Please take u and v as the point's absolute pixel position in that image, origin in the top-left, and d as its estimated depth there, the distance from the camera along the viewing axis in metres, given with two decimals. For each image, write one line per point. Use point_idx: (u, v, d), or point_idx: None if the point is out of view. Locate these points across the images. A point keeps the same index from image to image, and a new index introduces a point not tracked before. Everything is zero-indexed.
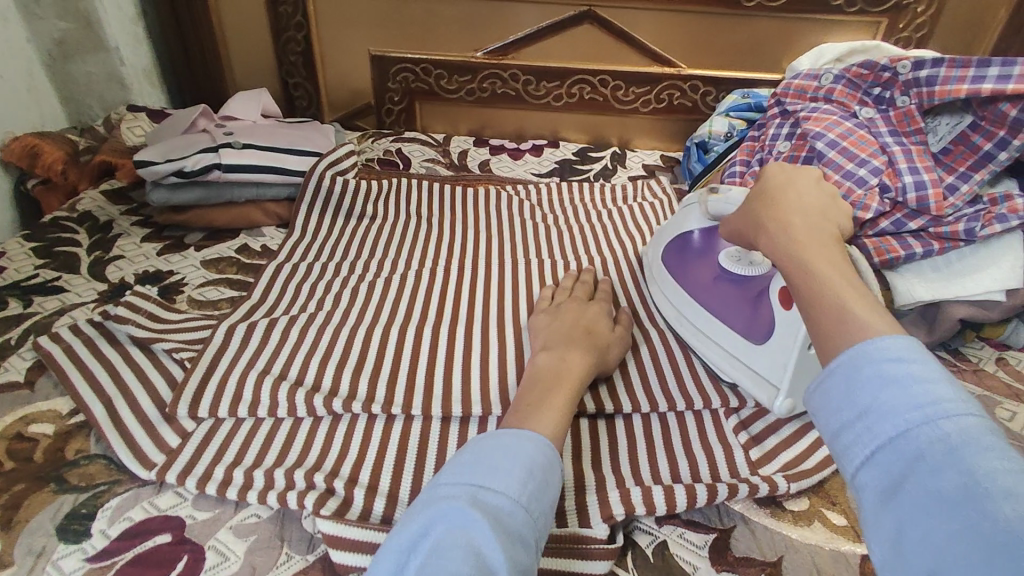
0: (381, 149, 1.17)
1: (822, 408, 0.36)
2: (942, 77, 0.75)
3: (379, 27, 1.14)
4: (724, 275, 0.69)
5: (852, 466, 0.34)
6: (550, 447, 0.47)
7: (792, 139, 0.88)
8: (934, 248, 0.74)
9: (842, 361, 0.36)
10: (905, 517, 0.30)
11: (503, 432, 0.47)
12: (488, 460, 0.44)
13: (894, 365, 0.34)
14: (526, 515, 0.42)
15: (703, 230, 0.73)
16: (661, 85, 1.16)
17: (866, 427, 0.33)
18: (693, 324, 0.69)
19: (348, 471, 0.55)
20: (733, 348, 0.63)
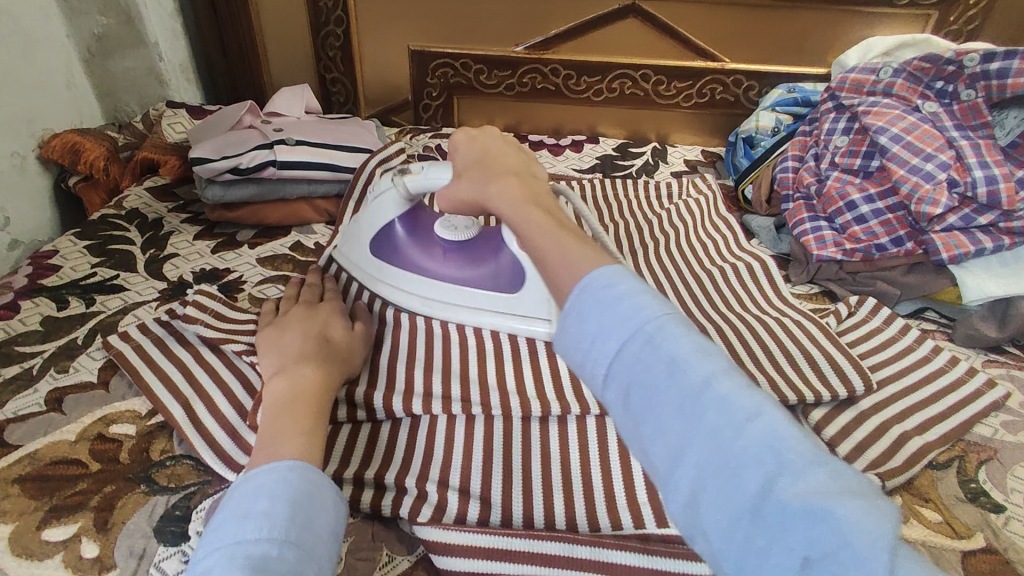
0: (421, 145, 1.16)
1: (564, 345, 0.39)
2: (1015, 70, 0.75)
3: (420, 20, 1.13)
4: (450, 247, 0.74)
5: (594, 383, 0.37)
6: (309, 468, 0.44)
7: (850, 134, 0.87)
8: (1004, 243, 0.74)
9: (575, 296, 0.39)
10: (644, 419, 0.34)
11: (257, 470, 0.43)
12: (253, 505, 0.40)
13: (608, 291, 0.38)
14: (301, 554, 0.39)
15: (403, 217, 0.74)
16: (704, 80, 1.15)
17: (598, 350, 0.37)
18: (443, 300, 0.72)
19: (437, 474, 0.54)
20: (496, 304, 0.70)
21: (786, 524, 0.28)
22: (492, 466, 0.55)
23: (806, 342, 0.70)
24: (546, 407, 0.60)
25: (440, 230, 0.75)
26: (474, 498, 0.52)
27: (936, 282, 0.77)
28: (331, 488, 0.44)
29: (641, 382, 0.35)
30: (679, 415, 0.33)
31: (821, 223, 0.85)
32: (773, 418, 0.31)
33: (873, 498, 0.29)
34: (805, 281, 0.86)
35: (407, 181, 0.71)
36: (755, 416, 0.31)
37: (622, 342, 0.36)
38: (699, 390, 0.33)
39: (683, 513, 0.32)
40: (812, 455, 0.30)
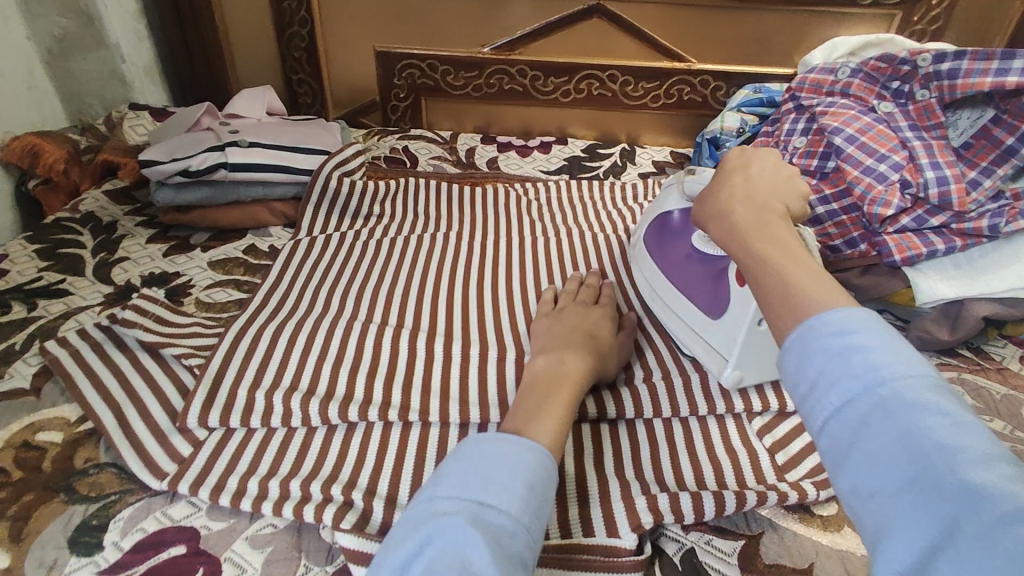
0: (387, 147, 1.15)
1: (783, 380, 0.36)
2: (964, 70, 0.74)
3: (384, 20, 1.12)
4: (696, 253, 0.68)
5: (809, 434, 0.34)
6: (548, 456, 0.45)
7: (808, 135, 0.87)
8: (957, 244, 0.73)
9: (794, 334, 0.36)
10: (866, 479, 0.31)
11: (519, 441, 0.45)
12: (494, 473, 0.42)
13: (837, 338, 0.34)
14: (532, 537, 0.40)
15: (682, 210, 0.72)
16: (671, 80, 1.14)
17: (821, 402, 0.33)
18: (663, 299, 0.71)
19: (365, 481, 0.53)
20: (695, 324, 0.65)
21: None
22: (423, 473, 0.54)
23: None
24: (485, 413, 0.59)
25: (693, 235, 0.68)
26: (400, 507, 0.52)
27: (890, 282, 0.76)
28: (552, 477, 0.44)
29: (871, 447, 0.31)
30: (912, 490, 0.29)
31: None
32: None
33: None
34: None
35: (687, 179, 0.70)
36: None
37: (850, 400, 0.32)
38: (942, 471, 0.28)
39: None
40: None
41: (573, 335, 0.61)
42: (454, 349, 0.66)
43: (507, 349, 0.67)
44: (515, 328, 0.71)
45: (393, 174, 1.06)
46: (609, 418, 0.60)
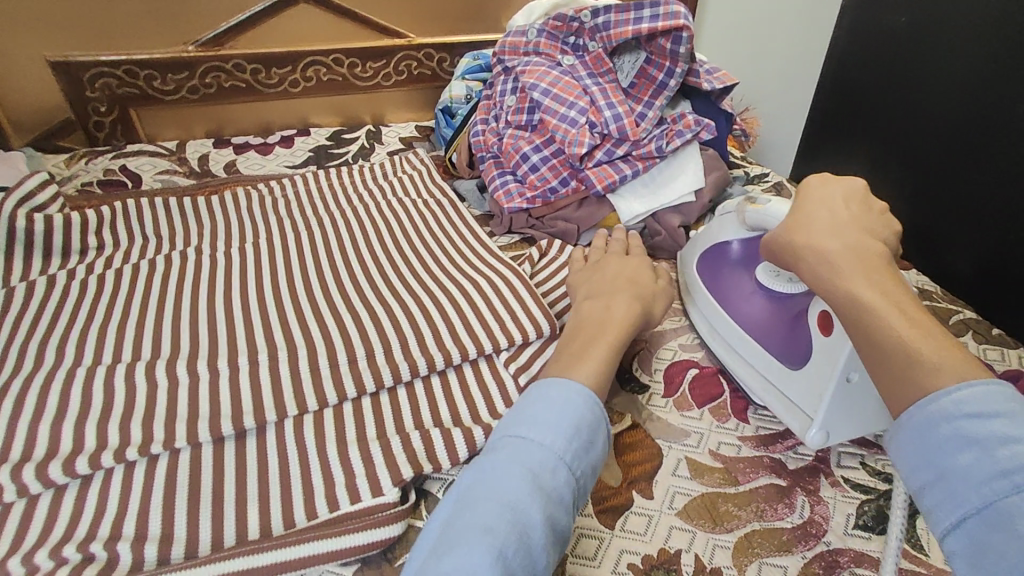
0: (100, 168, 1.02)
1: (903, 461, 0.41)
2: (614, 22, 0.88)
3: (56, 26, 0.98)
4: (763, 288, 0.66)
5: (937, 529, 0.38)
6: (597, 403, 0.50)
7: (516, 93, 0.96)
8: (639, 167, 0.88)
9: (912, 414, 0.41)
10: (974, 550, 0.35)
11: (570, 387, 0.50)
12: (542, 415, 0.48)
13: (972, 420, 0.38)
14: (572, 475, 0.46)
15: (743, 241, 0.70)
16: (397, 57, 1.17)
17: (935, 473, 0.38)
18: (725, 339, 0.68)
19: (107, 528, 0.50)
20: (769, 373, 0.62)
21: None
22: (176, 501, 0.52)
23: (508, 283, 0.76)
24: (239, 423, 0.58)
25: (759, 271, 0.67)
26: (152, 539, 0.49)
27: (599, 211, 0.89)
28: (601, 420, 0.50)
29: (974, 517, 0.36)
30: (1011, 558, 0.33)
31: (507, 177, 0.93)
32: None
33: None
34: (505, 232, 0.93)
35: (750, 213, 0.65)
36: None
37: (951, 471, 0.37)
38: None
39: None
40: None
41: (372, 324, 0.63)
42: (200, 367, 0.63)
43: (261, 352, 0.65)
44: (270, 329, 0.70)
45: (108, 199, 0.95)
46: (369, 391, 0.63)
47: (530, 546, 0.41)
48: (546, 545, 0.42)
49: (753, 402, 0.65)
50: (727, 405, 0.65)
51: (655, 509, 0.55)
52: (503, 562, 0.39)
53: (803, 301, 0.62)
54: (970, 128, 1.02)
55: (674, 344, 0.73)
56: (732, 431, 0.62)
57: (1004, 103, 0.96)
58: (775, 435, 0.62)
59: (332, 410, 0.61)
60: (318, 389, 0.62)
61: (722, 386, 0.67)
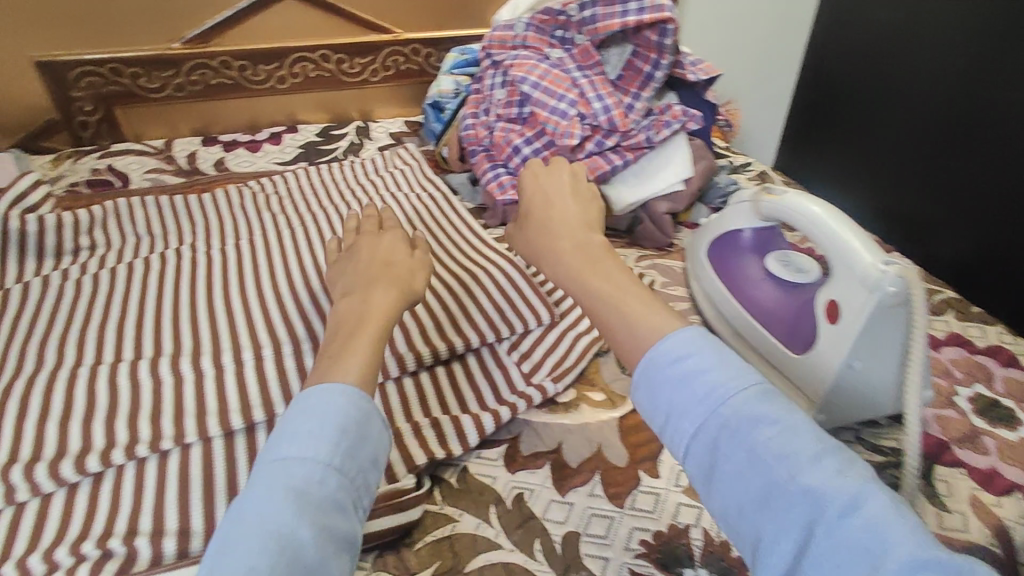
0: (87, 169, 1.01)
1: (647, 407, 0.42)
2: (600, 15, 0.89)
3: (39, 26, 0.97)
4: (773, 276, 0.70)
5: (676, 456, 0.41)
6: (364, 396, 0.43)
7: (505, 87, 0.98)
8: (629, 158, 0.90)
9: (643, 367, 0.42)
10: (728, 497, 0.38)
11: (337, 387, 0.43)
12: (301, 425, 0.41)
13: (675, 366, 0.41)
14: (344, 481, 0.39)
15: (755, 230, 0.74)
16: (384, 53, 1.17)
17: (679, 430, 0.40)
18: (733, 324, 0.72)
19: (125, 524, 0.51)
20: (773, 356, 0.65)
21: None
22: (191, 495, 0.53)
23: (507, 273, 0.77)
24: (248, 416, 0.59)
25: (771, 260, 0.71)
26: (170, 532, 0.50)
27: None
28: (374, 419, 0.43)
29: (727, 466, 0.38)
30: (766, 501, 0.36)
31: (499, 169, 0.94)
32: (879, 505, 0.34)
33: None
34: (499, 225, 0.95)
35: (765, 202, 0.69)
36: (853, 509, 0.34)
37: (700, 426, 0.39)
38: (790, 480, 0.36)
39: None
40: (915, 554, 0.32)
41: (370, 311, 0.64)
42: (205, 363, 0.64)
43: (264, 347, 0.66)
44: (271, 324, 0.70)
45: (97, 199, 0.94)
46: (376, 382, 0.64)
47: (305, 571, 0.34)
48: (331, 557, 0.36)
49: None
50: None
51: (661, 487, 0.57)
52: None
53: (814, 290, 0.66)
54: (944, 126, 1.10)
55: None
56: None
57: (977, 102, 1.04)
58: None
59: None
60: (325, 381, 0.63)
61: None
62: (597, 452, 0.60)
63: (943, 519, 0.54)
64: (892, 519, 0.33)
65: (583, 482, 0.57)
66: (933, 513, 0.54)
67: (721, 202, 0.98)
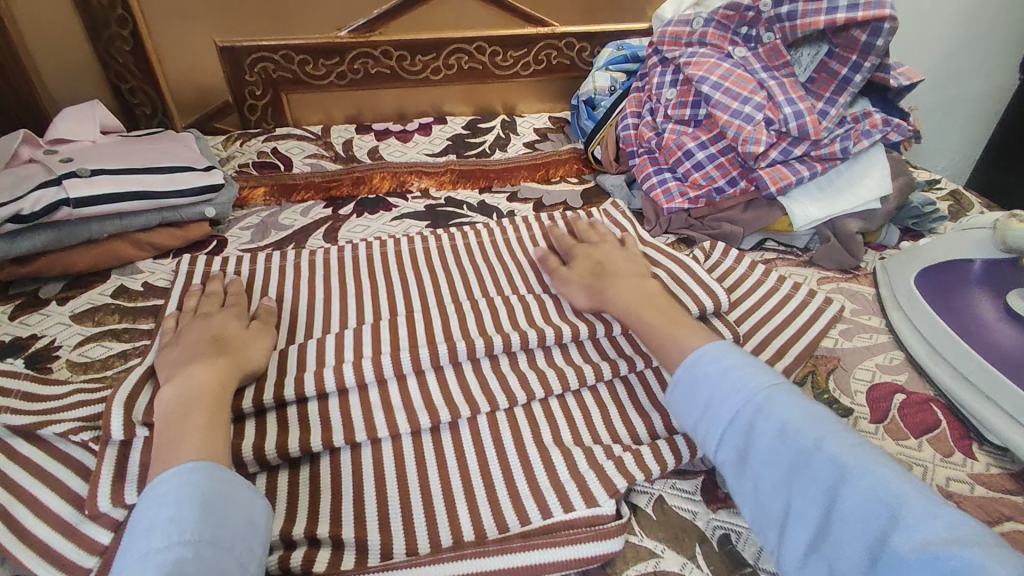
0: (254, 151, 1.05)
1: (679, 406, 0.51)
2: (801, 11, 0.81)
3: (225, 13, 1.02)
4: (1013, 315, 0.63)
5: (710, 449, 0.49)
6: (213, 466, 0.46)
7: (677, 86, 0.92)
8: (818, 169, 0.81)
9: (678, 373, 0.52)
10: (760, 467, 0.46)
11: (183, 468, 0.45)
12: (157, 514, 0.42)
13: (712, 363, 0.51)
14: (220, 549, 0.41)
15: (987, 262, 0.67)
16: (538, 46, 1.14)
17: (713, 419, 0.48)
18: (953, 367, 0.63)
19: (328, 516, 0.51)
20: (1015, 407, 0.57)
21: (906, 568, 0.37)
22: (388, 495, 0.52)
23: (683, 275, 0.72)
24: (435, 416, 0.57)
25: (1008, 296, 0.64)
26: (371, 530, 0.50)
27: (769, 214, 0.83)
28: (235, 478, 0.46)
29: (751, 442, 0.46)
30: (797, 474, 0.44)
31: (665, 175, 0.89)
32: (881, 475, 0.42)
33: (989, 545, 0.37)
34: (661, 234, 0.89)
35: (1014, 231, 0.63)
36: (865, 476, 0.42)
37: (733, 413, 0.47)
38: (815, 452, 0.44)
39: (811, 559, 0.41)
40: (924, 507, 0.39)
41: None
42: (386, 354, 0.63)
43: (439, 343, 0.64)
44: None
45: (267, 180, 0.98)
46: (556, 393, 0.60)
47: None
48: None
49: (976, 434, 0.59)
50: (948, 437, 0.59)
51: None
52: None
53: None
54: None
55: (871, 364, 0.67)
56: (960, 467, 0.56)
57: None
58: (1009, 474, 0.56)
59: (523, 410, 0.60)
60: (506, 387, 0.60)
61: (937, 415, 0.61)
62: None
63: None
64: (899, 482, 0.41)
65: None
66: None
67: (912, 223, 0.88)
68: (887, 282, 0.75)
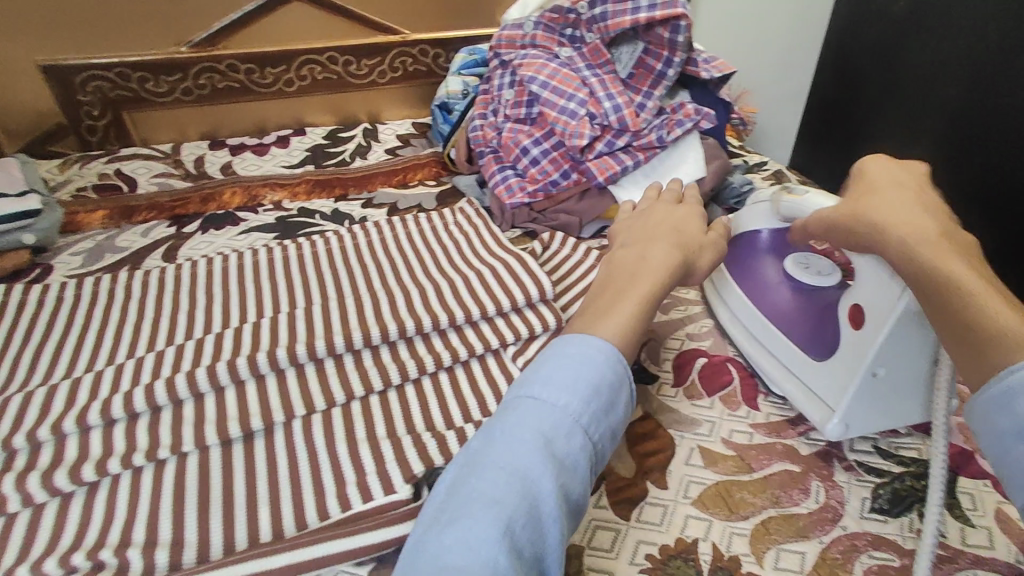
0: (94, 173, 1.01)
1: (983, 431, 0.42)
2: (611, 12, 0.87)
3: (51, 32, 0.98)
4: (792, 280, 0.68)
5: (1019, 505, 0.38)
6: (617, 361, 0.49)
7: (514, 87, 0.96)
8: (640, 158, 0.87)
9: (989, 394, 0.41)
10: (1012, 485, 0.39)
11: (594, 343, 0.49)
12: (570, 370, 0.47)
13: (1020, 390, 0.40)
14: (587, 440, 0.44)
15: (773, 229, 0.71)
16: (392, 54, 1.16)
17: (1020, 457, 0.39)
18: (746, 327, 0.69)
19: (117, 536, 0.50)
20: (791, 364, 0.62)
21: None
22: (185, 509, 0.52)
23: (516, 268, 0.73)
24: (246, 425, 0.58)
25: (788, 262, 0.70)
26: (162, 546, 0.50)
27: (602, 202, 0.88)
28: (622, 375, 0.48)
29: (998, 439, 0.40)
30: None
31: (507, 172, 0.92)
32: None
33: None
34: (507, 228, 0.92)
35: (785, 202, 0.66)
36: None
37: None
38: None
39: None
40: None
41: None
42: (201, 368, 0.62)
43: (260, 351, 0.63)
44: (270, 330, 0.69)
45: (107, 202, 0.94)
46: (374, 389, 0.62)
47: (540, 519, 0.40)
48: (562, 514, 0.41)
49: (764, 387, 0.66)
50: (737, 393, 0.65)
51: (668, 499, 0.55)
52: (509, 535, 0.38)
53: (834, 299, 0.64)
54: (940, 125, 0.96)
55: (681, 334, 0.73)
56: (743, 419, 0.62)
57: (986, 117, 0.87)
58: (784, 419, 0.62)
59: (339, 410, 0.61)
60: (323, 390, 0.61)
61: (731, 374, 0.67)
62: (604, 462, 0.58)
63: (966, 533, 0.52)
64: None
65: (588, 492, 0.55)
66: (955, 528, 0.53)
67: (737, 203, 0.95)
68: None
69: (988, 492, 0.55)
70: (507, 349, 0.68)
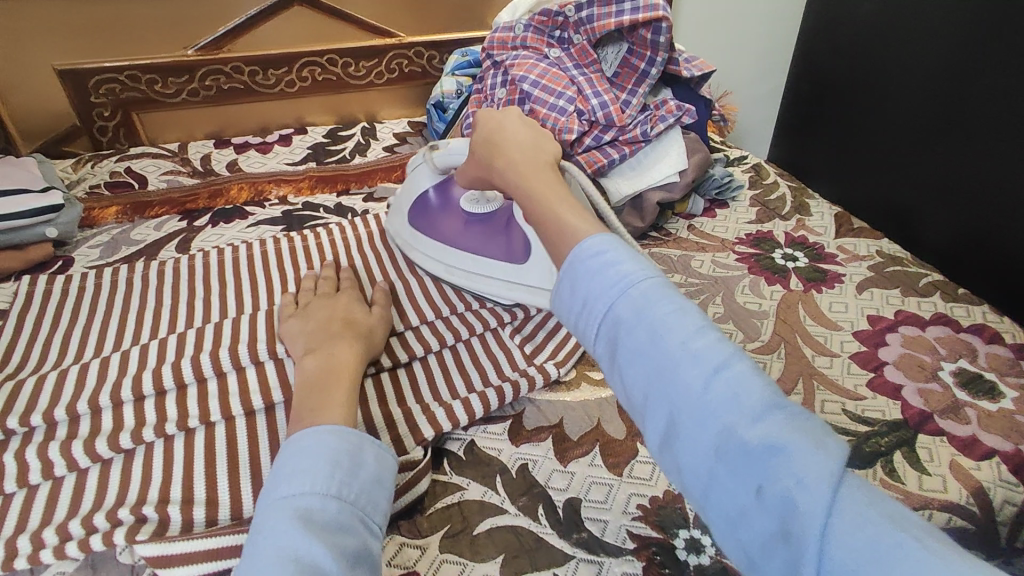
0: (107, 172, 1.06)
1: (564, 304, 0.45)
2: (597, 15, 0.93)
3: (64, 37, 1.03)
4: (472, 218, 0.78)
5: (590, 343, 0.43)
6: (348, 432, 0.50)
7: (506, 86, 1.00)
8: (626, 152, 0.93)
9: (567, 265, 0.45)
10: (664, 395, 0.37)
11: (322, 429, 0.50)
12: (296, 464, 0.47)
13: (596, 257, 0.43)
14: (344, 505, 0.45)
15: (436, 186, 0.81)
16: (388, 56, 1.21)
17: (590, 312, 0.42)
18: (461, 269, 0.76)
19: (156, 495, 0.56)
20: (507, 276, 0.72)
21: (754, 495, 0.33)
22: (217, 470, 0.58)
23: None
24: (268, 397, 0.63)
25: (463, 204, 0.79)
26: (198, 503, 0.55)
27: None
28: (356, 441, 0.50)
29: (630, 345, 0.40)
30: (664, 392, 0.37)
31: None
32: (738, 370, 0.36)
33: (813, 433, 0.33)
34: None
35: (438, 157, 0.78)
36: (731, 395, 0.35)
37: (609, 308, 0.41)
38: (682, 374, 0.37)
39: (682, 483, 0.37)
40: (768, 407, 0.34)
41: (332, 325, 0.64)
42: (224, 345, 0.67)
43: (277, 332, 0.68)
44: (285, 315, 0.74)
45: (120, 200, 0.99)
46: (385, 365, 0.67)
47: None
48: (344, 567, 0.41)
49: None
50: None
51: None
52: None
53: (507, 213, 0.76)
54: (927, 118, 1.06)
55: None
56: None
57: (969, 95, 0.98)
58: None
59: None
60: None
61: None
62: (596, 426, 0.64)
63: (923, 480, 0.58)
64: (747, 383, 0.35)
65: (583, 453, 0.61)
66: (913, 476, 0.59)
67: (716, 193, 1.03)
68: (397, 232, 0.85)
69: (944, 446, 0.62)
70: (505, 329, 0.74)
